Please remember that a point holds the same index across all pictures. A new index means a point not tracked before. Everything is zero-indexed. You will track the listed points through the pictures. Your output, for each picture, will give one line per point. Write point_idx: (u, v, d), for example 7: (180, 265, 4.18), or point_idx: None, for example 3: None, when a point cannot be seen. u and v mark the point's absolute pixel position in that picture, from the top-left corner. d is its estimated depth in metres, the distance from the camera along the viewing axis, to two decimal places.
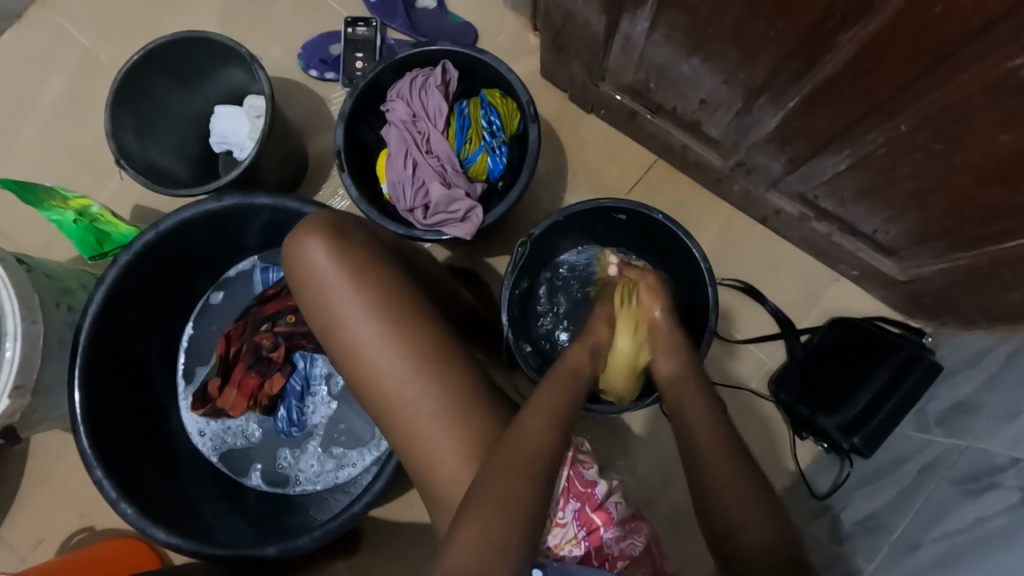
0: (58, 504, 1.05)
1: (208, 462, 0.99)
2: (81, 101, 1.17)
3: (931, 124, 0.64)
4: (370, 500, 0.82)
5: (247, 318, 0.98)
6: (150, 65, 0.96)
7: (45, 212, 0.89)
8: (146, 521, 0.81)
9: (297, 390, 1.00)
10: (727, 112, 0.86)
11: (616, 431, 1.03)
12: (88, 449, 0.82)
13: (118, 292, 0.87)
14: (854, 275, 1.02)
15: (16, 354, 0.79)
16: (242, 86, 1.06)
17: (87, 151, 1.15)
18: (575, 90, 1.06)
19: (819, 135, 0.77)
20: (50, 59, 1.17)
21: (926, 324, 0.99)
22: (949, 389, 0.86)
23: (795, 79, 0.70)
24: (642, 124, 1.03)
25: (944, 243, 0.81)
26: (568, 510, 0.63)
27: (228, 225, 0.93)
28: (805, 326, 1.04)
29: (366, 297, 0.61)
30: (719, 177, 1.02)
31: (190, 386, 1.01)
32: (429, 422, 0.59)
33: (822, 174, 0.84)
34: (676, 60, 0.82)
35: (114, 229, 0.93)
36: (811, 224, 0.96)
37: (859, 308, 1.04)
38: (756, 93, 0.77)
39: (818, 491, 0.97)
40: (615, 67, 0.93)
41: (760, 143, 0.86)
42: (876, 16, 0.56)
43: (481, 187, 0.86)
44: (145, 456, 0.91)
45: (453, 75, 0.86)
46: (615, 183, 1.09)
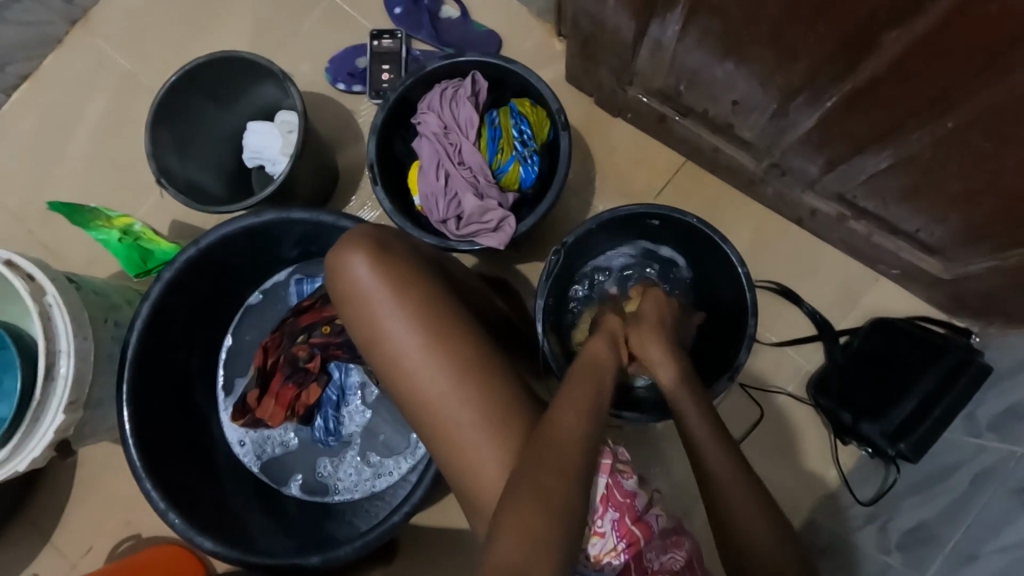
0: (105, 514, 1.09)
1: (249, 472, 1.01)
2: (120, 121, 1.20)
3: (981, 123, 0.62)
4: (410, 509, 0.83)
5: (284, 329, 1.00)
6: (187, 85, 0.99)
7: (91, 231, 0.91)
8: (193, 531, 0.83)
9: (333, 401, 1.02)
10: (761, 114, 0.85)
11: (652, 438, 1.02)
12: (137, 460, 0.85)
13: (161, 307, 0.89)
14: (894, 275, 1.00)
15: (70, 371, 0.80)
16: (274, 102, 1.08)
17: (126, 170, 1.19)
18: (602, 94, 1.06)
19: (859, 136, 0.75)
20: (89, 82, 1.21)
21: (973, 324, 0.96)
22: (1001, 391, 0.83)
23: (835, 80, 0.69)
24: (671, 127, 1.02)
25: (993, 243, 0.78)
26: (607, 520, 0.61)
27: (269, 240, 0.95)
28: (844, 328, 1.02)
29: (409, 310, 0.62)
30: (752, 178, 1.00)
31: (229, 397, 1.03)
32: (474, 433, 0.59)
33: (862, 174, 0.82)
34: (709, 63, 0.81)
35: (156, 246, 0.95)
36: (849, 224, 0.94)
37: (900, 308, 1.02)
38: (793, 94, 0.76)
39: (861, 497, 0.95)
40: (643, 71, 0.93)
41: (797, 144, 0.84)
42: (925, 14, 0.54)
43: (513, 197, 0.86)
44: (189, 466, 0.94)
45: (483, 86, 0.86)
46: (644, 187, 1.08)
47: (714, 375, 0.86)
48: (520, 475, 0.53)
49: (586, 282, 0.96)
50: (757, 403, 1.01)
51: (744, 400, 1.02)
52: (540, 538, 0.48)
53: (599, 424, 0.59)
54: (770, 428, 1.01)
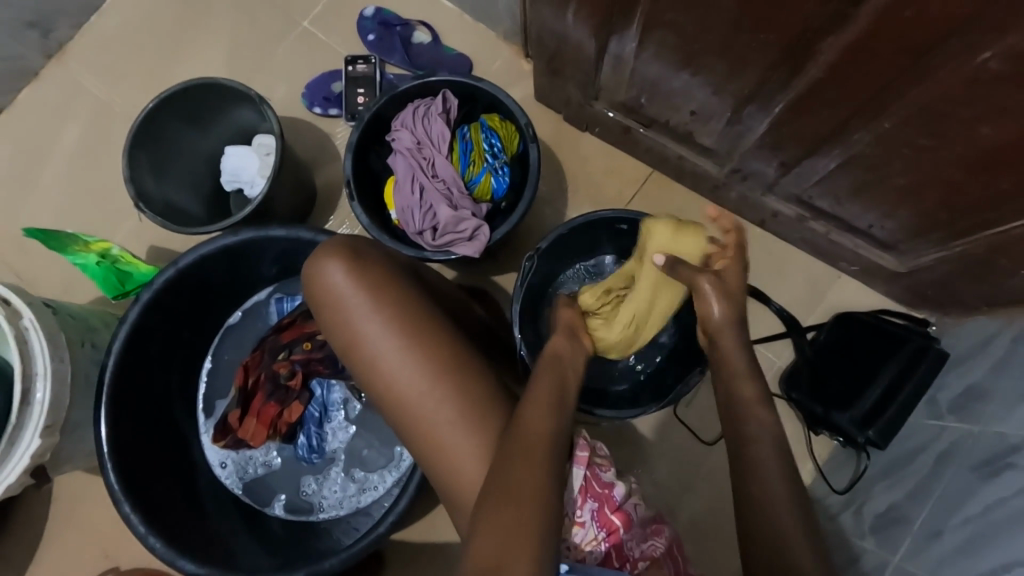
0: (83, 546, 1.06)
1: (231, 494, 1.00)
2: (97, 149, 1.22)
3: (912, 120, 0.67)
4: (395, 519, 0.83)
5: (264, 347, 1.00)
6: (164, 111, 1.01)
7: (69, 256, 0.91)
8: (174, 554, 0.83)
9: (316, 417, 1.02)
10: (718, 121, 0.90)
11: (633, 440, 1.04)
12: (116, 484, 0.84)
13: (140, 328, 0.89)
14: (854, 271, 1.05)
15: (47, 395, 0.80)
16: (252, 126, 1.11)
17: (103, 197, 1.20)
18: (571, 110, 1.11)
19: (807, 138, 0.80)
20: (66, 112, 1.23)
21: (930, 315, 1.01)
22: (958, 375, 0.87)
23: (781, 85, 0.74)
24: (637, 138, 1.07)
25: (938, 234, 0.83)
26: (586, 510, 0.63)
27: (250, 258, 0.97)
28: (811, 324, 1.06)
29: (386, 315, 0.63)
30: (716, 184, 1.05)
31: (210, 419, 1.02)
32: (452, 431, 0.61)
33: (814, 175, 0.87)
34: (667, 75, 0.86)
35: (134, 268, 0.96)
36: (808, 223, 0.99)
37: (862, 303, 1.06)
38: (745, 101, 0.81)
39: (836, 486, 0.98)
40: (607, 85, 0.98)
41: (753, 148, 0.89)
42: (852, 22, 0.60)
43: (487, 208, 0.89)
44: (170, 489, 0.92)
45: (453, 103, 0.90)
46: (614, 196, 1.13)
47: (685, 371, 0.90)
48: (497, 468, 0.54)
49: (561, 287, 0.98)
50: None
51: None
52: (519, 525, 0.50)
53: (573, 417, 0.62)
54: None
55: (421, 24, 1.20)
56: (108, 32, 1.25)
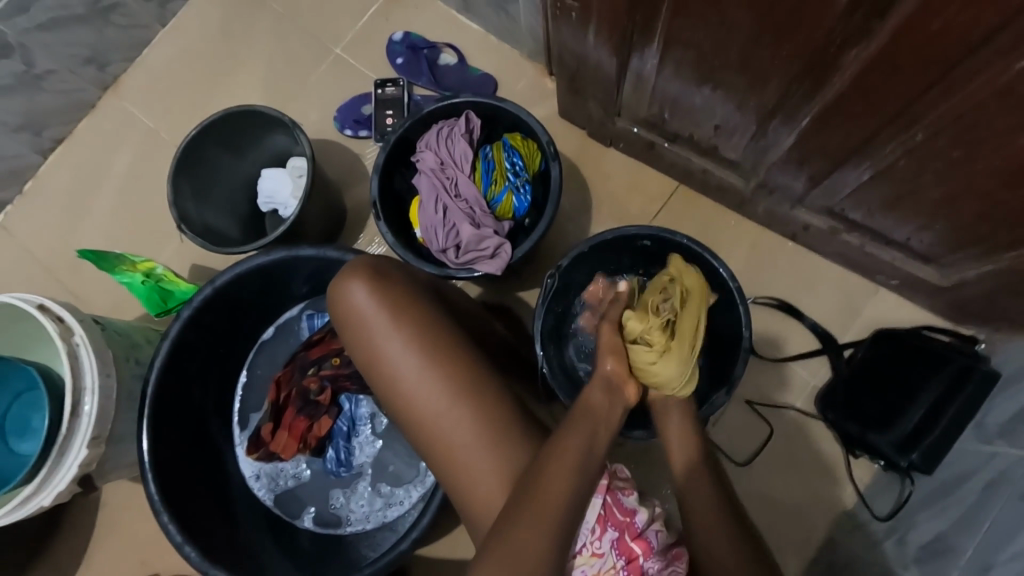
0: (127, 553, 1.11)
1: (263, 505, 1.03)
2: (146, 175, 1.30)
3: (946, 132, 0.64)
4: (418, 535, 0.84)
5: (296, 363, 1.04)
6: (205, 138, 1.07)
7: (117, 275, 0.97)
8: (207, 564, 0.85)
9: (344, 431, 1.04)
10: (742, 136, 0.88)
11: (661, 460, 1.01)
12: (155, 494, 0.87)
13: (180, 345, 0.94)
14: (894, 285, 1.00)
15: (94, 408, 0.84)
16: (286, 149, 1.16)
17: (150, 220, 1.27)
18: (594, 126, 1.11)
19: (836, 151, 0.78)
20: (118, 141, 1.31)
21: (978, 331, 0.95)
22: (1009, 396, 0.81)
23: (805, 99, 0.72)
24: (661, 153, 1.06)
25: (981, 247, 0.79)
26: (606, 539, 0.62)
27: (284, 277, 1.00)
28: (847, 341, 1.02)
29: (407, 334, 0.65)
30: (743, 198, 1.03)
31: (244, 432, 1.06)
32: (471, 449, 0.61)
33: (845, 188, 0.84)
34: (688, 91, 0.85)
35: (176, 287, 1.00)
36: (841, 237, 0.96)
37: (903, 318, 1.02)
38: (769, 115, 0.80)
39: (878, 512, 0.93)
40: (629, 102, 0.98)
41: (779, 162, 0.87)
42: (877, 34, 0.58)
43: (508, 225, 0.90)
44: (206, 500, 0.96)
45: (476, 124, 0.91)
46: (639, 211, 1.12)
47: (714, 390, 0.88)
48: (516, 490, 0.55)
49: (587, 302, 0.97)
50: (766, 419, 1.01)
51: (752, 418, 1.01)
52: None
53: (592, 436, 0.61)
54: (781, 445, 1.00)
55: (447, 46, 1.24)
56: (157, 65, 1.34)
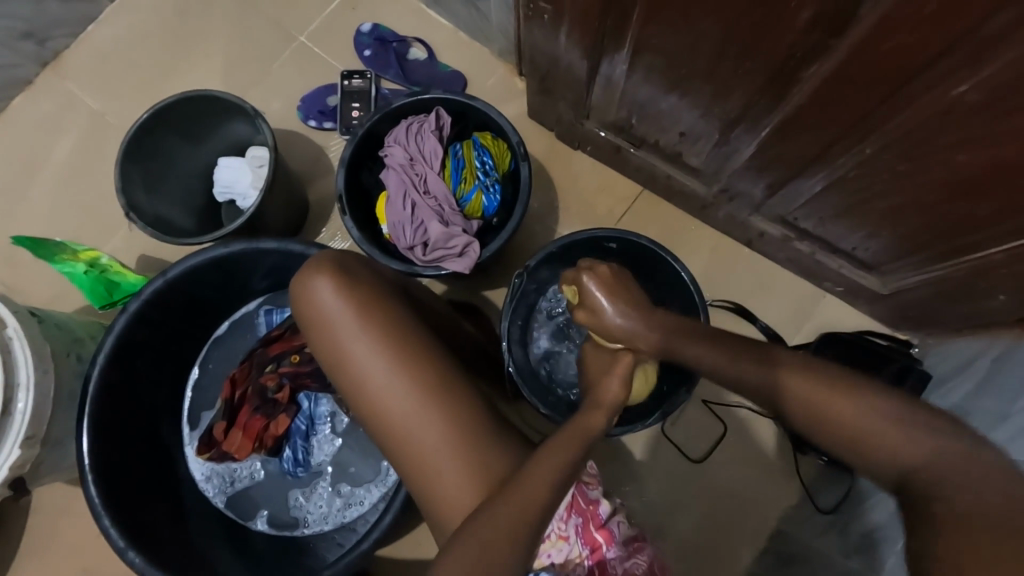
0: (62, 561, 1.05)
1: (214, 506, 0.99)
2: (89, 159, 1.22)
3: (894, 147, 0.69)
4: (379, 535, 0.83)
5: (252, 360, 1.00)
6: (158, 123, 1.02)
7: (56, 265, 0.89)
8: (154, 569, 0.81)
9: (302, 430, 1.01)
10: (705, 144, 0.92)
11: (622, 458, 1.04)
12: (96, 497, 0.83)
13: (126, 338, 0.89)
14: (839, 291, 1.07)
15: (29, 406, 0.78)
16: (246, 138, 1.12)
17: (93, 207, 1.20)
18: (563, 128, 1.13)
19: (793, 161, 0.82)
20: (58, 121, 1.23)
21: (913, 335, 1.03)
22: (943, 396, 0.91)
23: (767, 110, 0.76)
24: (628, 158, 1.09)
25: (921, 257, 0.85)
26: (571, 525, 0.63)
27: (240, 270, 0.96)
28: (796, 343, 1.08)
29: (373, 332, 0.64)
30: (704, 204, 1.07)
31: (195, 431, 1.01)
32: (436, 449, 0.61)
33: (800, 197, 0.89)
34: (657, 98, 0.88)
35: (123, 278, 0.93)
36: (794, 244, 1.01)
37: (848, 323, 1.09)
38: (732, 124, 0.83)
39: (821, 505, 1.00)
40: (599, 105, 1.00)
41: (739, 170, 0.91)
42: (835, 51, 0.61)
43: (477, 224, 0.90)
44: (153, 503, 0.91)
45: (447, 121, 0.91)
46: (605, 214, 1.15)
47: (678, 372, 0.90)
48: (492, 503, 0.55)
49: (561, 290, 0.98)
50: (720, 418, 1.04)
51: (707, 416, 1.04)
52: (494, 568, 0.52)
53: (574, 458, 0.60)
54: (735, 445, 1.03)
55: (416, 41, 1.23)
56: (104, 41, 1.26)
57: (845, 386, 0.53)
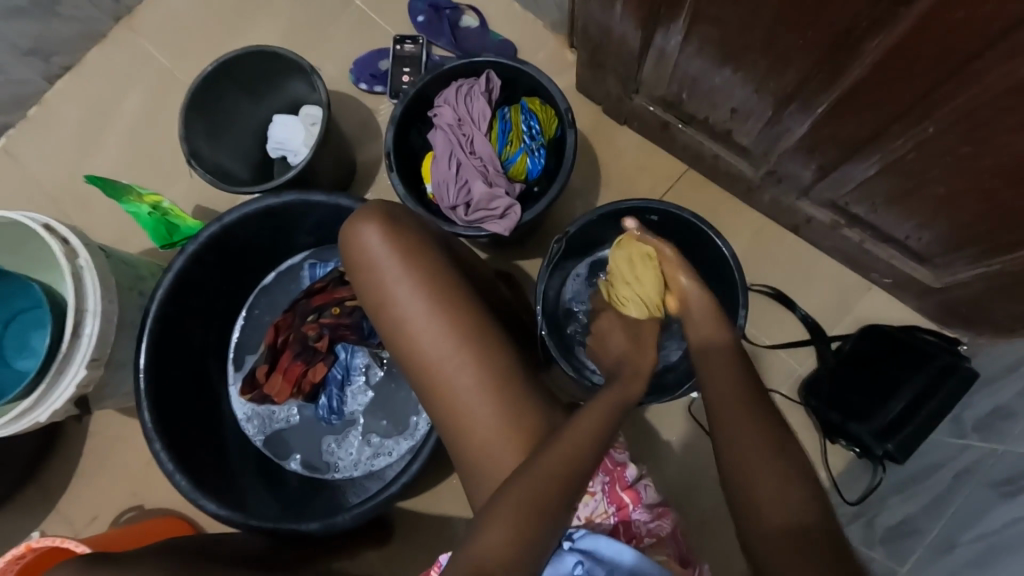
0: (116, 482, 1.14)
1: (253, 445, 1.05)
2: (154, 112, 1.28)
3: (958, 127, 0.66)
4: (407, 481, 0.87)
5: (295, 309, 1.05)
6: (221, 77, 1.06)
7: (124, 204, 0.94)
8: (196, 493, 0.87)
9: (338, 379, 1.06)
10: (757, 121, 0.90)
11: (647, 433, 1.04)
12: (149, 422, 0.89)
13: (183, 278, 0.94)
14: (886, 284, 1.04)
15: (95, 332, 0.84)
16: (301, 97, 1.16)
17: (156, 158, 1.27)
18: (610, 102, 1.12)
19: (849, 142, 0.80)
20: (128, 75, 1.30)
21: (962, 334, 0.99)
22: (987, 396, 0.85)
23: (823, 86, 0.74)
24: (675, 135, 1.07)
25: (977, 249, 0.82)
26: (598, 482, 0.64)
27: (288, 222, 1.00)
28: (836, 334, 1.06)
29: (415, 278, 0.66)
30: (750, 185, 1.05)
31: (239, 373, 1.07)
32: (470, 393, 0.63)
33: (852, 181, 0.87)
34: (709, 71, 0.86)
35: (183, 222, 0.99)
36: (842, 231, 0.99)
37: (893, 318, 1.05)
38: (786, 101, 0.81)
39: (848, 497, 0.98)
40: (649, 78, 0.99)
41: (790, 151, 0.89)
42: (902, 21, 0.59)
43: (520, 187, 0.91)
44: (198, 434, 0.97)
45: (496, 84, 0.91)
46: (647, 191, 1.14)
47: None
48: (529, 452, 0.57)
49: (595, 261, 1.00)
50: None
51: None
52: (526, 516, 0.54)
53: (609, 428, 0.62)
54: None
55: (470, 9, 1.24)
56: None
57: (782, 476, 0.56)
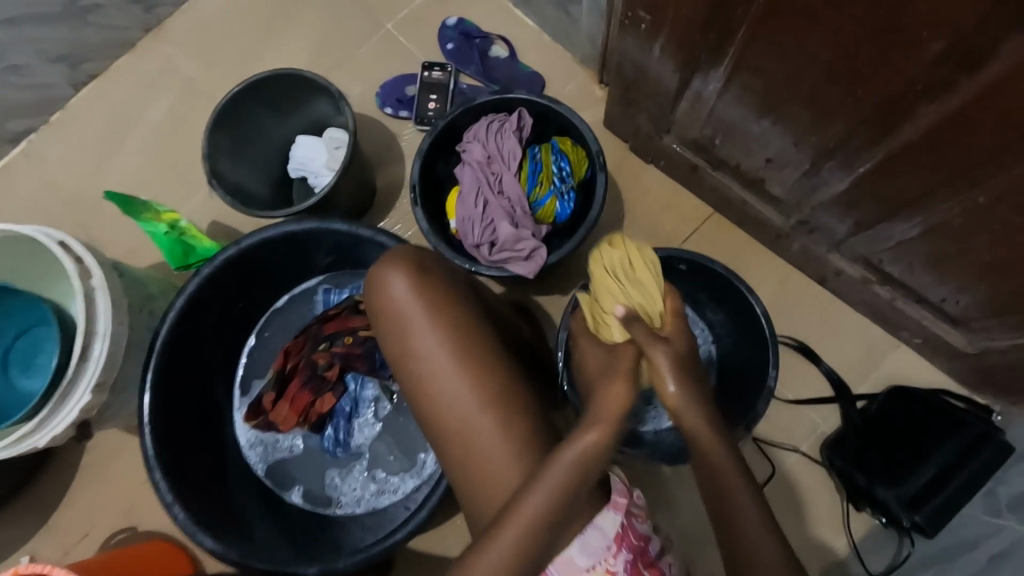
0: (110, 501, 1.11)
1: (254, 474, 1.02)
2: (176, 124, 1.27)
3: (1012, 199, 0.64)
4: (412, 529, 0.83)
5: (307, 335, 1.02)
6: (247, 97, 1.05)
7: (141, 222, 0.93)
8: (195, 527, 0.84)
9: (346, 411, 1.02)
10: (792, 173, 0.88)
11: (661, 484, 1.00)
12: (150, 450, 0.86)
13: (196, 300, 0.92)
14: (916, 344, 1.01)
15: (102, 355, 0.81)
16: (325, 118, 1.14)
17: (176, 171, 1.25)
18: (638, 141, 1.11)
19: (891, 202, 0.77)
20: (153, 85, 1.29)
21: (995, 402, 0.96)
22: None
23: (869, 145, 0.72)
24: (704, 178, 1.05)
25: (1019, 319, 0.79)
26: (620, 560, 0.60)
27: (306, 248, 0.98)
28: (862, 392, 1.02)
29: (442, 331, 0.64)
30: (780, 234, 1.03)
31: (245, 397, 1.05)
32: (493, 455, 0.61)
33: (890, 240, 0.84)
34: (747, 120, 0.84)
35: (199, 242, 0.97)
36: (874, 288, 0.96)
37: (922, 378, 1.02)
38: (826, 156, 0.79)
39: (871, 568, 0.96)
40: (681, 121, 0.97)
41: (826, 204, 0.87)
42: (963, 89, 0.57)
43: (546, 229, 0.89)
44: (198, 460, 0.94)
45: (528, 122, 0.90)
46: (671, 233, 1.12)
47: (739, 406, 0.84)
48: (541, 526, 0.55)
49: None
50: (769, 461, 1.00)
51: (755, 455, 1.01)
52: None
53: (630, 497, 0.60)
54: (778, 489, 1.00)
55: (500, 39, 1.23)
56: (203, 13, 1.31)
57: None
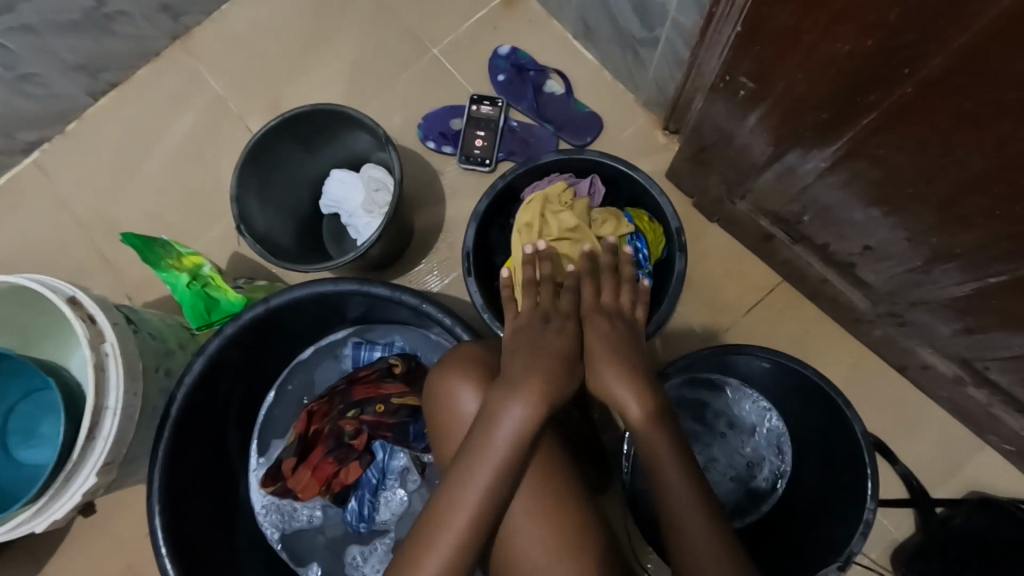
0: (108, 554, 1.02)
1: (270, 547, 0.94)
2: (200, 143, 1.18)
3: None
4: None
5: (334, 398, 0.93)
6: (281, 131, 0.96)
7: (160, 272, 0.85)
8: None
9: (372, 483, 0.93)
10: (893, 264, 0.78)
11: None
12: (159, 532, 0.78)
13: (215, 362, 0.83)
14: (1005, 450, 0.91)
15: (112, 432, 0.73)
16: (363, 153, 1.05)
17: (197, 195, 1.16)
18: (705, 200, 1.00)
19: (1017, 318, 0.68)
20: (176, 100, 1.20)
21: None
22: None
23: (1007, 260, 0.62)
24: (778, 249, 0.95)
25: None
26: None
27: (341, 306, 0.90)
28: (940, 498, 0.93)
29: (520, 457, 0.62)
30: (860, 318, 0.93)
31: (263, 461, 0.96)
32: None
33: (1003, 350, 0.75)
34: (849, 206, 0.74)
35: (223, 295, 0.88)
36: (966, 389, 0.87)
37: (1006, 485, 0.93)
38: (944, 258, 0.69)
39: None
40: (763, 191, 0.87)
41: (930, 303, 0.77)
42: None
43: None
44: (212, 534, 0.87)
45: (599, 189, 0.83)
46: (734, 302, 1.02)
47: (827, 525, 0.77)
48: None
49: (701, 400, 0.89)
50: None
51: None
52: None
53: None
54: None
55: (556, 73, 1.12)
56: (234, 24, 1.22)
57: None
